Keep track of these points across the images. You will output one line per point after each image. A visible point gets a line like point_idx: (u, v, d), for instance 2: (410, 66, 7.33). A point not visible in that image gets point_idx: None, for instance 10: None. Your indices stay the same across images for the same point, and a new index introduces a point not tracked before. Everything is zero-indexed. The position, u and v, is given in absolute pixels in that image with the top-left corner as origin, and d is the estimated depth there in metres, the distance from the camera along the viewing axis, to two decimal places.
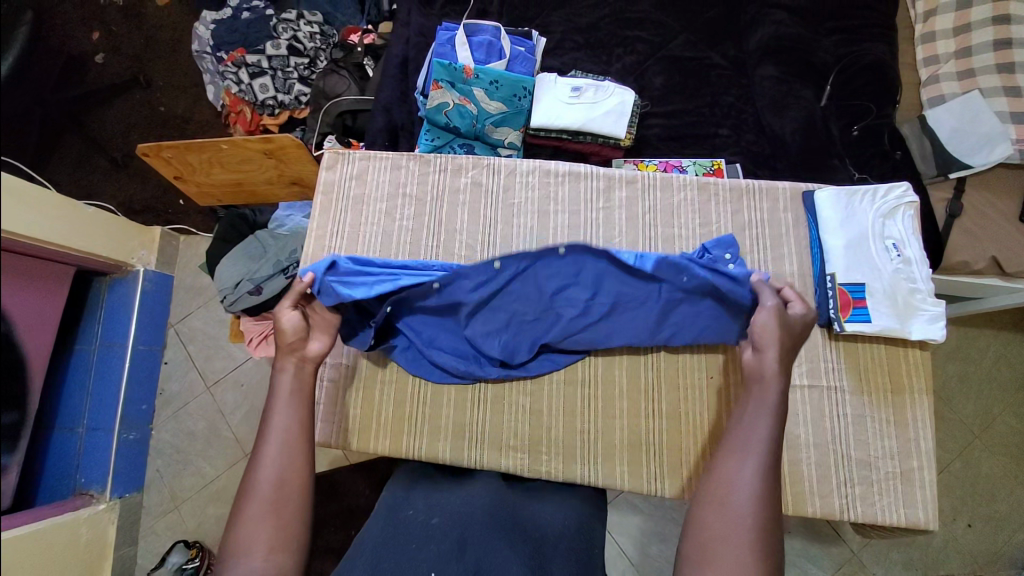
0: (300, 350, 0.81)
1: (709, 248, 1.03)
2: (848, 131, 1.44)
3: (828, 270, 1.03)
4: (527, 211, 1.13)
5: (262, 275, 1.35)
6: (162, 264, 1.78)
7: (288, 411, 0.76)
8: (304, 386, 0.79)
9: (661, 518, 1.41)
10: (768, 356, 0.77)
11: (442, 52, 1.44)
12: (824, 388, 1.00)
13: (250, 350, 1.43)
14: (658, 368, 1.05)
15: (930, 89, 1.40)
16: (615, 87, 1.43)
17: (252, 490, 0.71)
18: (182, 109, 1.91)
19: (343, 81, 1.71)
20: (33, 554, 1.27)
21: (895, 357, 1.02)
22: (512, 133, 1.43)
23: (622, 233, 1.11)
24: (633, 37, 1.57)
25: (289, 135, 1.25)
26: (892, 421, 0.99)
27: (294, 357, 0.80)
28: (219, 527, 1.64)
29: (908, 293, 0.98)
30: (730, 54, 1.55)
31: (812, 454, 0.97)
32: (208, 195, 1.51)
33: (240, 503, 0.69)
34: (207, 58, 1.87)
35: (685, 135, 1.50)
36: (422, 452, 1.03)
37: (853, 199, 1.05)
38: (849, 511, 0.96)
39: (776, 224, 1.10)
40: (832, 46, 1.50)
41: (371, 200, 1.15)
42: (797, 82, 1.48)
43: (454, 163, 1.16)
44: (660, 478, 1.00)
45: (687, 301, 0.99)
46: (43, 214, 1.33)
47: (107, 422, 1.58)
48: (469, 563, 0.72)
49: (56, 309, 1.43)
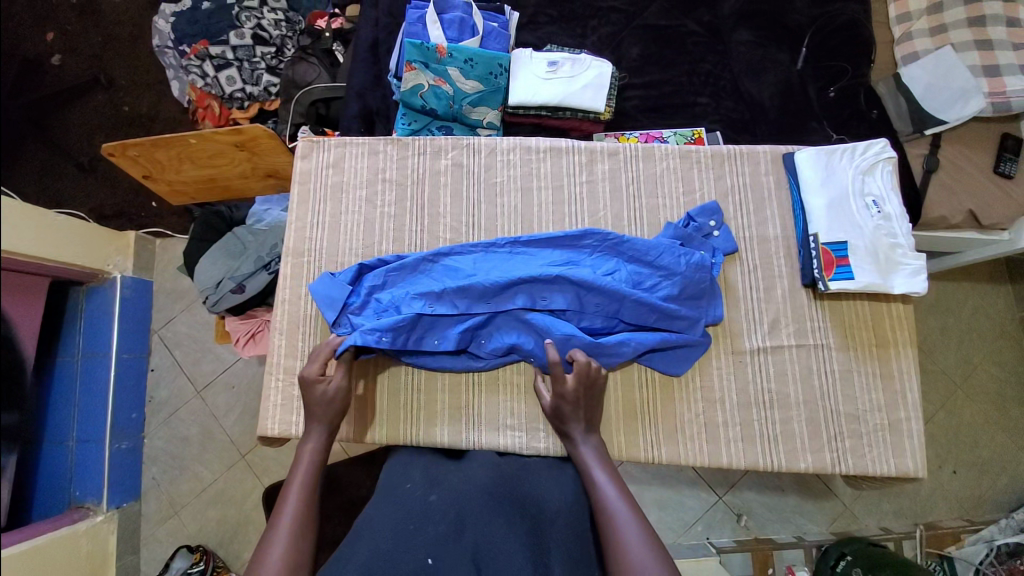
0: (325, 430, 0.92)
1: (694, 217, 1.06)
2: (825, 92, 1.44)
3: (811, 231, 1.03)
4: (510, 190, 1.11)
5: (244, 272, 1.32)
6: (140, 268, 1.74)
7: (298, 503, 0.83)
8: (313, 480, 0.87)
9: (658, 486, 1.46)
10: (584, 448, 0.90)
11: (414, 31, 1.40)
12: (812, 347, 1.02)
13: (238, 350, 1.40)
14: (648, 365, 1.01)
15: (904, 46, 1.40)
16: (591, 59, 1.41)
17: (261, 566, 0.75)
18: (146, 107, 1.84)
19: (313, 68, 1.66)
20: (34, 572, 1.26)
21: (878, 312, 1.03)
22: (490, 112, 1.41)
23: (606, 206, 1.10)
24: (607, 7, 1.54)
25: (260, 126, 1.21)
26: (879, 375, 1.01)
27: (319, 437, 0.91)
28: (222, 529, 1.64)
29: (890, 249, 0.99)
30: (706, 20, 1.53)
31: (803, 413, 0.99)
32: (180, 194, 1.46)
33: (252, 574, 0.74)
34: (168, 52, 1.79)
35: (664, 105, 1.49)
36: (419, 438, 1.02)
37: (832, 158, 1.05)
38: (841, 465, 0.98)
39: (758, 187, 1.10)
40: (806, 7, 1.49)
41: (351, 187, 1.12)
42: (774, 45, 1.47)
43: (432, 145, 1.14)
44: (657, 446, 0.99)
45: (681, 294, 0.98)
46: (5, 223, 1.27)
47: (99, 433, 1.56)
48: (468, 547, 0.72)
49: (35, 320, 1.39)
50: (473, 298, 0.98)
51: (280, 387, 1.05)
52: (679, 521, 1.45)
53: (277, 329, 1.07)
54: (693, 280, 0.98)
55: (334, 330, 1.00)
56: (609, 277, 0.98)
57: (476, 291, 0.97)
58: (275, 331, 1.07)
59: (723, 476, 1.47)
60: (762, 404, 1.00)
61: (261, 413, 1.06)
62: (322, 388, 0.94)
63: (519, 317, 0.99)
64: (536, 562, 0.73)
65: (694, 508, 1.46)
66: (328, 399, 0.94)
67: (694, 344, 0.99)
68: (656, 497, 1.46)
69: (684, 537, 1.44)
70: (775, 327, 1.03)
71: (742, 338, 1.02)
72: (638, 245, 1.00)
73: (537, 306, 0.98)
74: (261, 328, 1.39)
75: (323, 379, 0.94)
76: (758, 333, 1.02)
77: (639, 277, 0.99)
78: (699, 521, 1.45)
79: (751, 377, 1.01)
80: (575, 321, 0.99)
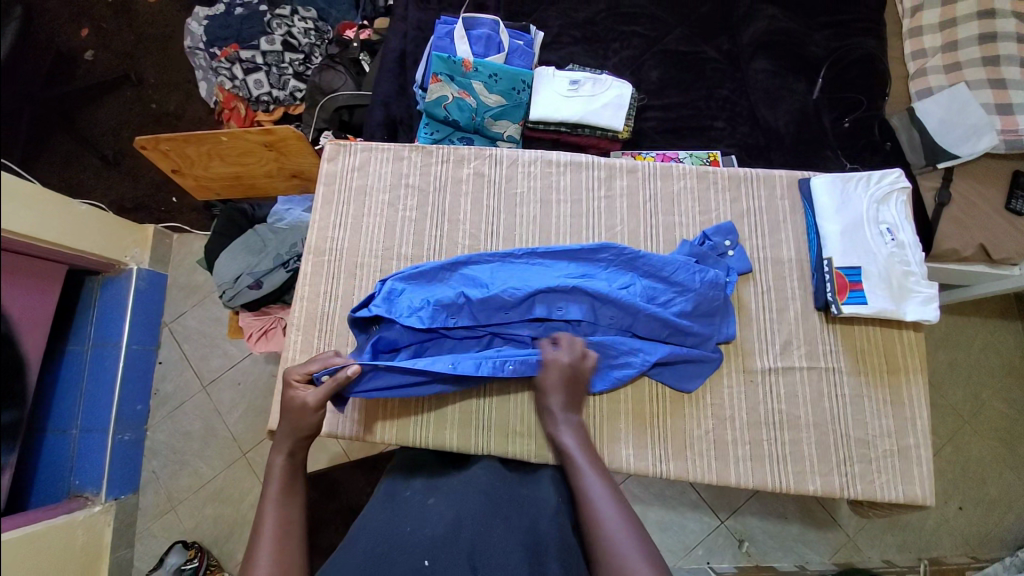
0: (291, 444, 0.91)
1: (710, 236, 1.07)
2: (840, 123, 1.47)
3: (825, 254, 1.04)
4: (530, 201, 1.13)
5: (262, 269, 1.34)
6: (156, 261, 1.77)
7: (279, 516, 0.83)
8: (289, 491, 0.87)
9: (660, 506, 1.46)
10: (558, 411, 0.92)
11: (441, 45, 1.45)
12: (822, 370, 1.02)
13: (250, 347, 1.41)
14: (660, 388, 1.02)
15: (919, 81, 1.44)
16: (613, 80, 1.45)
17: None
18: (173, 104, 1.91)
19: (339, 76, 1.72)
20: (29, 557, 1.26)
21: (890, 339, 1.04)
22: (511, 126, 1.45)
23: (623, 221, 1.11)
24: (629, 31, 1.59)
25: (289, 127, 1.24)
26: (888, 401, 1.01)
27: (288, 450, 0.90)
28: (217, 528, 1.63)
29: (903, 276, 1.00)
30: (725, 48, 1.57)
31: (812, 435, 1.00)
32: (206, 190, 1.50)
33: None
34: (199, 54, 1.86)
35: (682, 127, 1.52)
36: (428, 439, 1.02)
37: (848, 185, 1.06)
38: (849, 490, 0.98)
39: (773, 211, 1.11)
40: (824, 40, 1.54)
41: (374, 191, 1.15)
42: (790, 75, 1.51)
43: (456, 154, 1.16)
44: (666, 460, 0.99)
45: (696, 312, 1.00)
46: (31, 211, 1.31)
47: (103, 423, 1.57)
48: (463, 548, 0.72)
49: (50, 307, 1.42)
50: (495, 307, 0.98)
51: None
52: (681, 544, 1.43)
53: (293, 326, 1.08)
54: (709, 297, 0.99)
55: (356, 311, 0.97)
56: (624, 291, 0.99)
57: (496, 301, 0.98)
58: (291, 329, 1.08)
59: (726, 499, 1.47)
60: (771, 424, 1.00)
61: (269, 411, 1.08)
62: (290, 403, 0.92)
63: (522, 339, 1.01)
64: (532, 562, 0.72)
65: (696, 532, 1.45)
66: (301, 414, 0.91)
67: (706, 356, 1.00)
68: (659, 519, 1.45)
69: (685, 560, 1.42)
70: (787, 348, 1.04)
71: (754, 358, 1.02)
72: (651, 260, 1.01)
73: (553, 317, 0.99)
74: (274, 325, 1.41)
75: (291, 395, 0.93)
76: (770, 354, 1.03)
77: (654, 292, 1.01)
78: (701, 544, 1.44)
79: (761, 397, 1.01)
80: (589, 332, 1.00)
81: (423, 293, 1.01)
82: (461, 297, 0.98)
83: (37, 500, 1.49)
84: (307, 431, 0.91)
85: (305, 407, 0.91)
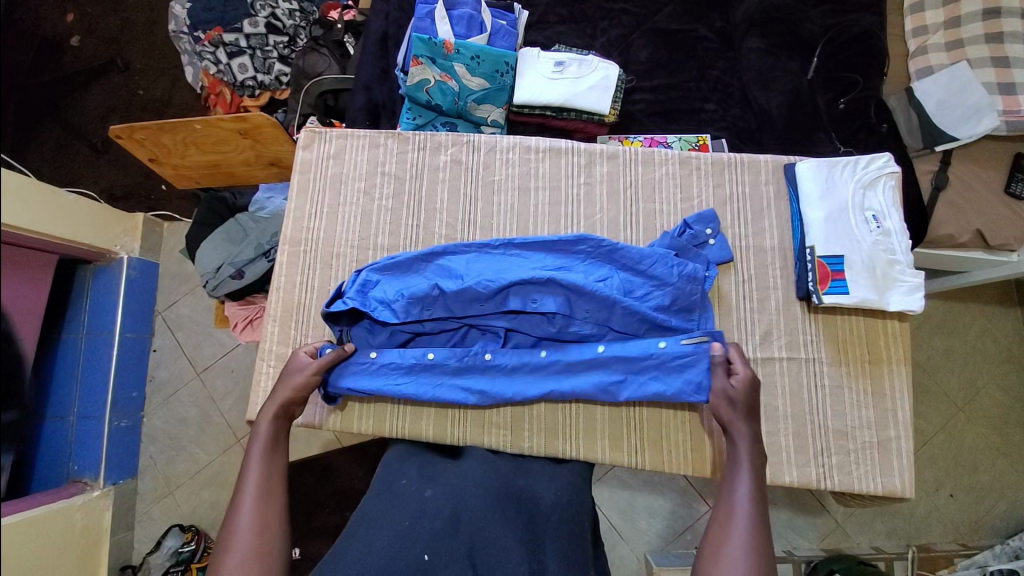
0: (278, 404, 0.89)
1: (691, 224, 1.03)
2: (835, 104, 1.42)
3: (808, 243, 1.01)
4: (507, 188, 1.10)
5: (243, 259, 1.33)
6: (147, 250, 1.77)
7: (263, 468, 0.82)
8: (275, 445, 0.86)
9: (648, 492, 1.47)
10: (738, 417, 0.86)
11: (422, 26, 1.40)
12: (802, 360, 1.00)
13: (236, 336, 1.43)
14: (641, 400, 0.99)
15: (919, 60, 1.39)
16: (599, 60, 1.40)
17: (230, 539, 0.74)
18: (160, 92, 1.87)
19: (324, 59, 1.68)
20: (33, 540, 1.30)
21: (873, 329, 1.02)
22: (495, 110, 1.42)
23: (603, 208, 1.07)
24: (619, 9, 1.54)
25: (262, 114, 1.21)
26: (870, 392, 1.00)
27: (276, 410, 0.89)
28: (214, 512, 1.66)
29: (886, 265, 0.98)
30: (718, 26, 1.53)
31: (790, 425, 0.98)
32: (186, 178, 1.46)
33: (221, 547, 0.72)
34: (183, 38, 1.81)
35: (672, 110, 1.48)
36: (404, 430, 1.02)
37: (835, 171, 1.03)
38: (827, 480, 0.97)
39: (757, 197, 1.07)
40: (821, 16, 1.48)
41: (350, 179, 1.12)
42: (785, 54, 1.45)
43: (432, 140, 1.13)
44: (641, 452, 0.98)
45: (674, 307, 0.97)
46: (19, 200, 1.31)
47: (99, 410, 1.59)
48: (464, 543, 0.72)
49: (42, 296, 1.42)
50: (469, 299, 0.97)
51: (271, 372, 1.05)
52: (669, 529, 1.44)
53: (270, 317, 1.07)
54: (690, 291, 0.96)
55: (327, 310, 0.96)
56: (601, 283, 0.96)
57: (469, 294, 0.96)
58: (269, 318, 1.08)
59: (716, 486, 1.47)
60: None
61: (251, 398, 1.06)
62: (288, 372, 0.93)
63: (497, 330, 1.00)
64: (532, 560, 0.72)
65: (684, 517, 1.45)
66: (295, 379, 0.92)
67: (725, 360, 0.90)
68: (647, 504, 1.46)
69: (673, 546, 1.43)
70: (767, 338, 1.01)
71: (735, 348, 1.00)
72: (629, 252, 0.98)
73: (528, 310, 0.97)
74: (259, 314, 1.42)
75: (294, 364, 0.94)
76: (751, 343, 1.01)
77: (631, 285, 0.97)
78: (690, 529, 1.44)
79: None
80: (564, 324, 0.98)
81: (400, 284, 1.00)
82: (435, 289, 0.97)
83: (39, 485, 1.52)
84: (297, 393, 0.91)
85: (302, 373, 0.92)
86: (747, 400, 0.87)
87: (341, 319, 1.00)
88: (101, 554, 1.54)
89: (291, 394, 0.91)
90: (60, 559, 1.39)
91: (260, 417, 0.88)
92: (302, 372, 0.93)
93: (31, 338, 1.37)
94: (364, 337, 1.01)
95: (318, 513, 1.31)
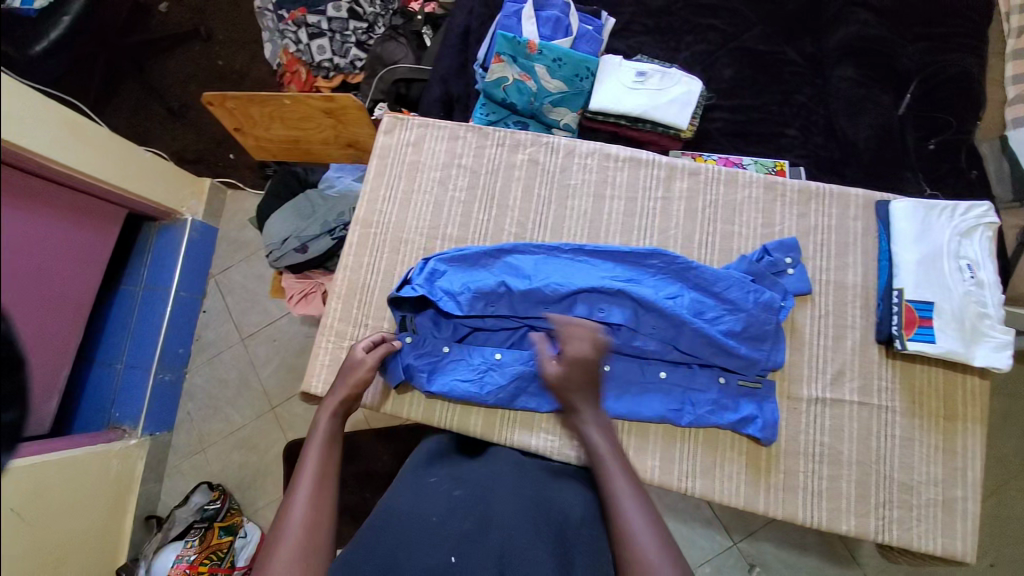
0: (335, 402, 0.91)
1: (770, 251, 1.00)
2: (925, 144, 1.37)
3: (895, 285, 0.97)
4: (582, 194, 1.09)
5: (309, 234, 1.37)
6: (209, 215, 1.83)
7: (319, 463, 0.83)
8: (333, 441, 0.87)
9: (670, 516, 1.42)
10: (578, 393, 0.86)
11: (507, 24, 1.42)
12: (875, 407, 0.96)
13: (290, 307, 1.45)
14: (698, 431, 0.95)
15: (1017, 108, 1.35)
16: (683, 75, 1.38)
17: (282, 530, 0.76)
18: (239, 63, 1.94)
19: (401, 49, 1.70)
20: (68, 479, 1.36)
21: (952, 382, 0.97)
22: (569, 115, 1.42)
23: (679, 224, 1.05)
24: (706, 25, 1.52)
25: (352, 96, 1.24)
26: (941, 448, 0.95)
27: (335, 406, 0.90)
28: (241, 474, 1.71)
29: (977, 318, 0.92)
30: (808, 51, 1.48)
31: (854, 472, 0.93)
32: (265, 151, 1.50)
33: (272, 543, 0.73)
34: (267, 15, 1.87)
35: (750, 132, 1.44)
36: (453, 422, 1.02)
37: (931, 213, 0.98)
38: (885, 534, 0.92)
39: (844, 231, 1.03)
40: (917, 53, 1.43)
41: (426, 168, 1.13)
42: (877, 87, 1.41)
43: (512, 138, 1.13)
44: (692, 478, 0.94)
45: (745, 334, 0.93)
46: (99, 153, 1.40)
47: (146, 362, 1.65)
48: (490, 548, 0.70)
49: (105, 246, 1.50)
50: (534, 300, 0.96)
51: (329, 348, 1.06)
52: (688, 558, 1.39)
53: (334, 294, 1.09)
54: (765, 321, 0.93)
55: (395, 295, 0.98)
56: (671, 301, 0.94)
57: (536, 295, 0.95)
58: (334, 294, 1.09)
59: (742, 521, 1.42)
60: (813, 455, 0.94)
61: (308, 370, 1.07)
62: (347, 366, 0.94)
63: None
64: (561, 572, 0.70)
65: (704, 548, 1.40)
66: (353, 375, 0.93)
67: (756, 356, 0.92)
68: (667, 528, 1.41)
69: None
70: (839, 378, 0.97)
71: (802, 385, 0.96)
72: (705, 273, 0.95)
73: (593, 318, 0.95)
74: (314, 289, 1.44)
75: (352, 358, 0.95)
76: (820, 382, 0.97)
77: (702, 306, 0.94)
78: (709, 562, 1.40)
79: (806, 427, 0.95)
80: (628, 338, 0.95)
81: (467, 277, 1.00)
82: (501, 286, 0.97)
83: (80, 427, 1.60)
84: (357, 390, 0.92)
85: (361, 369, 0.93)
86: (575, 378, 0.86)
87: (405, 305, 1.01)
88: (129, 502, 1.58)
89: (353, 389, 0.92)
90: (90, 502, 1.43)
91: (319, 412, 0.90)
92: (363, 368, 0.93)
93: (83, 284, 1.44)
94: (426, 328, 1.01)
95: (343, 491, 1.31)
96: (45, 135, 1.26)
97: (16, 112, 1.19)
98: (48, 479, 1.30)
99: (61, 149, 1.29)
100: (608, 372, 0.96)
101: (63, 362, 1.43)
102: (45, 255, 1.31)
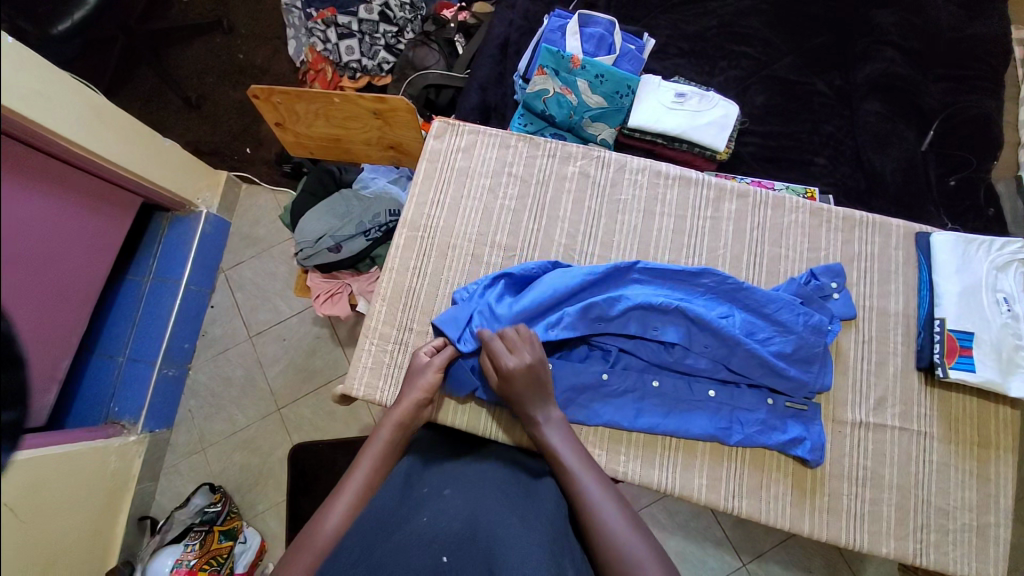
0: (400, 413, 0.90)
1: (817, 275, 1.03)
2: (945, 180, 1.43)
3: (937, 314, 1.00)
4: (632, 209, 1.11)
5: (344, 234, 1.35)
6: (223, 208, 1.79)
7: (369, 475, 0.83)
8: (388, 456, 0.86)
9: (683, 537, 1.38)
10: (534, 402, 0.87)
11: (552, 38, 1.45)
12: (914, 433, 0.98)
13: (315, 308, 1.41)
14: (745, 452, 0.97)
15: None
16: (720, 98, 1.41)
17: (312, 534, 0.74)
18: (261, 59, 1.91)
19: (433, 54, 1.70)
20: (64, 473, 1.30)
21: (986, 411, 0.99)
22: (606, 129, 1.42)
23: (727, 244, 1.08)
24: (739, 52, 1.56)
25: (403, 98, 1.24)
26: (975, 475, 0.97)
27: (399, 419, 0.89)
28: (243, 476, 1.65)
29: (1013, 349, 0.95)
30: (836, 84, 1.52)
31: (894, 496, 0.95)
32: (302, 147, 1.48)
33: (298, 545, 0.72)
34: (294, 12, 1.87)
35: (780, 157, 1.48)
36: (500, 434, 1.01)
37: (970, 247, 1.02)
38: (922, 557, 0.93)
39: (885, 259, 1.07)
40: (940, 92, 1.48)
41: (476, 174, 1.14)
42: (901, 123, 1.46)
43: (563, 150, 1.15)
44: (738, 497, 0.95)
45: (795, 355, 0.95)
46: (117, 136, 1.35)
47: (150, 355, 1.59)
48: (482, 545, 0.65)
49: (118, 235, 1.45)
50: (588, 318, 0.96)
51: (372, 350, 1.05)
52: None
53: (380, 295, 1.08)
54: (818, 343, 0.94)
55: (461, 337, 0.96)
56: (723, 320, 0.95)
57: (590, 313, 0.95)
58: (380, 292, 1.08)
59: (751, 541, 1.37)
60: (854, 479, 0.96)
61: (348, 371, 1.06)
62: (414, 372, 0.95)
63: (609, 348, 0.99)
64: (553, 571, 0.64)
65: (714, 570, 1.36)
66: (417, 380, 0.93)
67: (809, 383, 0.94)
68: (678, 549, 1.37)
69: None
70: (881, 404, 0.99)
71: (843, 409, 0.98)
72: (755, 295, 0.97)
73: (647, 335, 0.96)
74: (340, 290, 1.41)
75: (420, 365, 0.95)
76: (863, 407, 0.99)
77: (753, 326, 0.96)
78: None
79: (847, 449, 0.97)
80: (680, 356, 0.96)
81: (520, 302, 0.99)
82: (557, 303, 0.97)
83: (76, 420, 1.53)
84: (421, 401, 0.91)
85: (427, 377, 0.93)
86: (526, 382, 0.87)
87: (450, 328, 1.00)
88: (123, 501, 1.51)
89: (419, 398, 0.91)
90: (85, 500, 1.36)
91: (383, 420, 0.89)
92: (429, 376, 0.93)
93: (93, 273, 1.40)
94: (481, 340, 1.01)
95: None
96: (68, 117, 1.22)
97: (39, 90, 1.15)
98: (47, 473, 1.24)
99: (83, 133, 1.25)
100: (657, 388, 0.97)
101: (65, 355, 1.37)
102: (54, 240, 1.26)
